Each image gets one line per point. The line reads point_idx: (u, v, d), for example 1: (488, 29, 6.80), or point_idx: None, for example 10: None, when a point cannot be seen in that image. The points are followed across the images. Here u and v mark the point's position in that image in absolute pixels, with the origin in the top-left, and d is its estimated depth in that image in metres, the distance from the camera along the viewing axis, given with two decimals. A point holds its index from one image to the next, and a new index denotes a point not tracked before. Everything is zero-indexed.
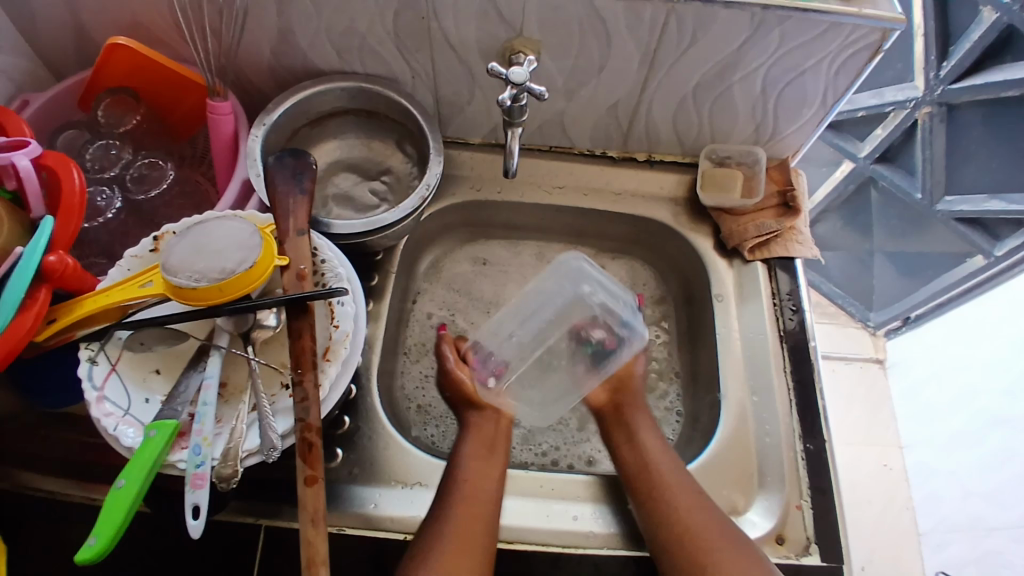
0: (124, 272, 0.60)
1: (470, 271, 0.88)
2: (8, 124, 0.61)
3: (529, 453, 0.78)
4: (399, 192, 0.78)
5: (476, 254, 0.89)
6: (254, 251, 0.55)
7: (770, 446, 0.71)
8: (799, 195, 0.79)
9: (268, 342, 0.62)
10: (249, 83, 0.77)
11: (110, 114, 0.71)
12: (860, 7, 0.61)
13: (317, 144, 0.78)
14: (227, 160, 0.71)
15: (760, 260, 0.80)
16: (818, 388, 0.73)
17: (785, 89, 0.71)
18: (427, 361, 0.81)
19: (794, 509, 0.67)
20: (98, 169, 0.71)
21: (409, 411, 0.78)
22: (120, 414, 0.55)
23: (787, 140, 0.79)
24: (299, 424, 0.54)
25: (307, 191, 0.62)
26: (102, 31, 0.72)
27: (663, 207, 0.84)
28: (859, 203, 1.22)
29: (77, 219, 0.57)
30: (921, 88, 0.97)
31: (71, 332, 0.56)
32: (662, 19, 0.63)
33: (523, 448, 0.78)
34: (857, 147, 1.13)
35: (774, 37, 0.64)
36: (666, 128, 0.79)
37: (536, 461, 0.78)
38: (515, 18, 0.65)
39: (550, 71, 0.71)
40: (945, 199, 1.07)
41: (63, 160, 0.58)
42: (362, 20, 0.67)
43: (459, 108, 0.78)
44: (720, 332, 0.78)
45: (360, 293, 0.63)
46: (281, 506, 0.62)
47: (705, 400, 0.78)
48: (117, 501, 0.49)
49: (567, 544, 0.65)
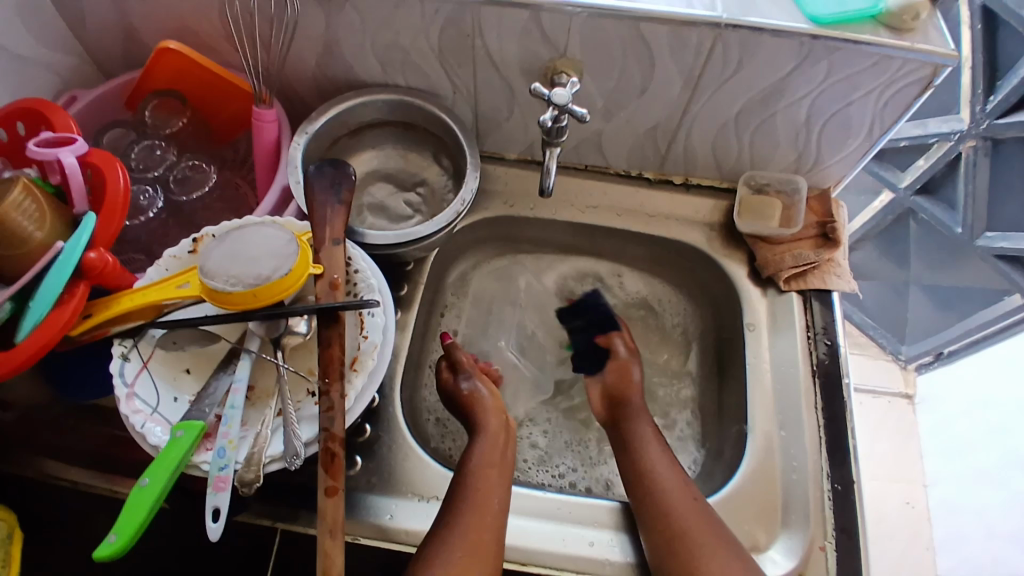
0: (162, 272, 0.61)
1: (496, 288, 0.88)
2: (57, 121, 0.62)
3: (547, 475, 0.77)
4: (433, 204, 0.79)
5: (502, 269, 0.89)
6: (290, 259, 0.55)
7: (796, 483, 0.68)
8: (840, 227, 0.78)
9: (297, 348, 0.63)
10: (292, 91, 0.78)
11: (157, 116, 0.74)
12: (913, 41, 0.59)
13: (355, 154, 0.79)
14: (268, 165, 0.72)
15: (796, 291, 0.78)
16: (849, 425, 0.71)
17: (830, 119, 0.69)
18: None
19: (818, 550, 0.65)
20: (143, 168, 0.73)
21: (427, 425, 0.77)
22: (149, 412, 0.55)
23: (829, 171, 0.77)
24: (323, 434, 0.54)
25: (344, 201, 0.62)
26: (152, 34, 0.73)
27: (696, 231, 0.82)
28: (896, 233, 1.18)
29: (120, 218, 0.58)
30: (967, 120, 0.95)
31: (106, 327, 0.57)
32: (708, 44, 0.63)
33: (540, 469, 0.77)
34: (897, 177, 1.11)
35: (822, 68, 0.63)
36: (705, 153, 0.78)
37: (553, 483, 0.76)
38: (559, 38, 0.64)
39: (591, 92, 0.71)
40: (985, 234, 1.03)
41: (108, 159, 0.60)
42: (407, 34, 0.67)
43: (497, 123, 0.78)
44: (751, 362, 0.76)
45: (391, 305, 0.63)
46: (298, 511, 0.61)
47: (730, 432, 0.76)
48: (140, 498, 0.49)
49: (582, 570, 0.63)
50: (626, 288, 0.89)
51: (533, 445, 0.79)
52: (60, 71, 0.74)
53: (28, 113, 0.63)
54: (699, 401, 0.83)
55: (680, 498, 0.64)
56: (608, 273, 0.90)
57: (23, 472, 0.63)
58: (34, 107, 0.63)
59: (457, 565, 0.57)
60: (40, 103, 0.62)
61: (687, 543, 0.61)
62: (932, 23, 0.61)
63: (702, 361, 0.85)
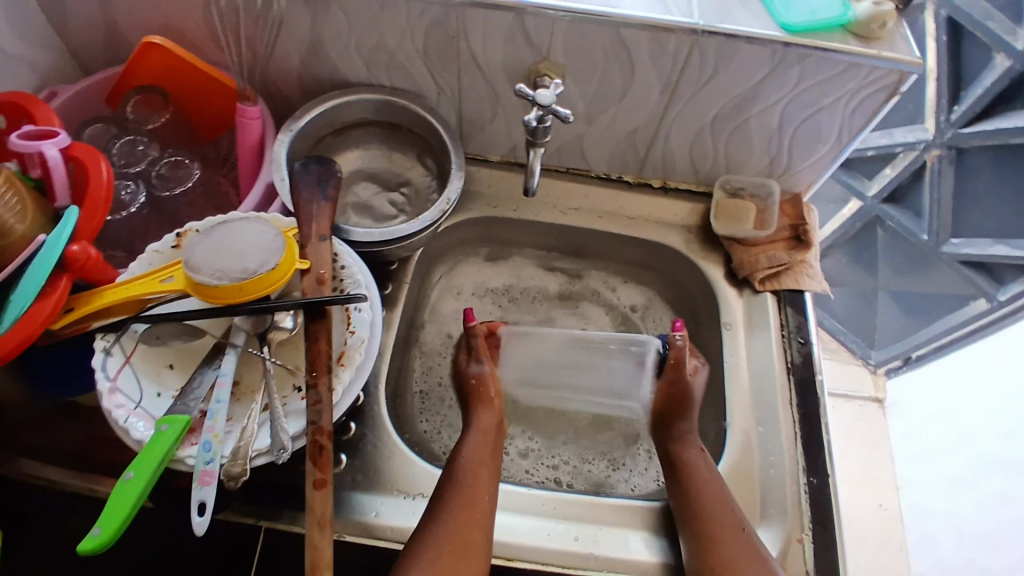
0: (145, 267, 0.61)
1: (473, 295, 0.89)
2: (39, 114, 0.61)
3: (544, 470, 0.78)
4: (417, 204, 0.80)
5: (466, 277, 0.90)
6: (276, 254, 0.56)
7: (774, 477, 0.70)
8: (811, 230, 0.80)
9: (283, 344, 0.63)
10: (277, 90, 0.79)
11: (139, 112, 0.73)
12: (880, 49, 0.62)
13: (341, 153, 0.80)
14: (252, 163, 0.72)
15: (771, 291, 0.81)
16: (823, 421, 0.73)
17: (801, 125, 0.72)
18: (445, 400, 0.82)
19: (795, 542, 0.66)
20: (124, 163, 0.72)
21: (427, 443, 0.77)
22: (132, 407, 0.55)
23: (801, 175, 0.80)
24: (310, 428, 0.55)
25: (331, 198, 0.63)
26: (134, 30, 0.73)
27: (675, 234, 0.85)
28: (865, 240, 1.23)
29: (102, 212, 0.58)
30: (932, 130, 1.00)
31: (86, 323, 0.56)
32: (685, 51, 0.65)
33: (539, 465, 0.79)
34: (864, 185, 1.15)
35: (794, 74, 0.66)
36: (683, 156, 0.80)
37: (551, 478, 0.78)
38: (542, 41, 0.66)
39: (573, 96, 0.73)
40: (950, 241, 1.08)
41: (91, 152, 0.59)
42: (392, 36, 0.68)
43: (481, 126, 0.80)
44: (728, 360, 0.78)
45: (377, 300, 0.63)
46: (281, 509, 0.61)
47: (711, 426, 0.78)
48: (123, 494, 0.48)
49: (566, 565, 0.63)
50: (621, 291, 0.91)
51: (529, 443, 0.80)
52: (41, 67, 0.74)
53: (9, 105, 0.62)
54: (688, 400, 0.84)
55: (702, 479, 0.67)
56: (601, 281, 0.91)
57: None
58: (16, 100, 0.62)
59: (443, 560, 0.57)
60: (22, 97, 0.62)
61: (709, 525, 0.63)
62: (897, 33, 0.64)
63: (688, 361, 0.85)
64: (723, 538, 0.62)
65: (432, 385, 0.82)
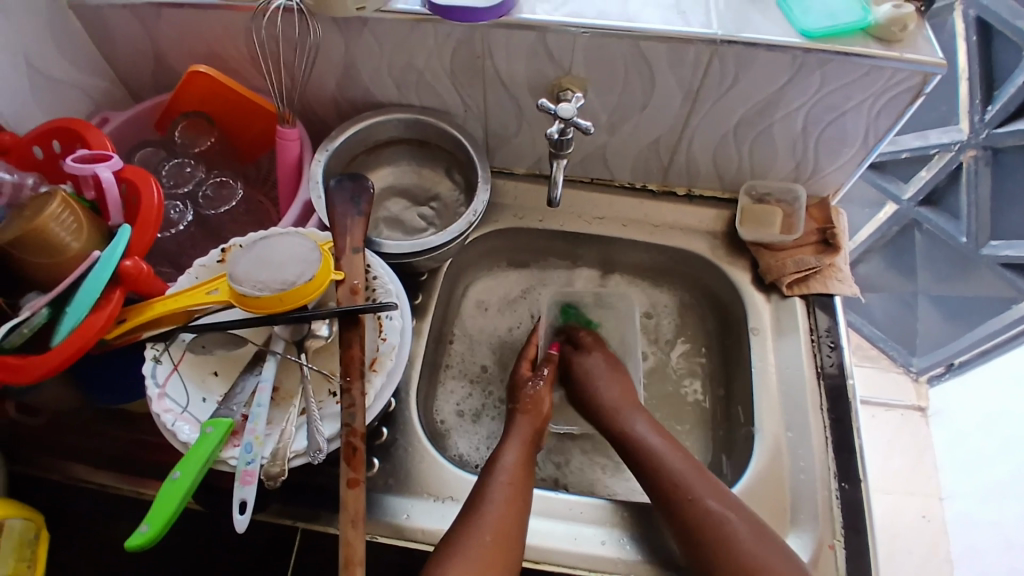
0: (192, 280, 0.65)
1: (480, 317, 0.90)
2: (91, 139, 0.65)
3: (551, 468, 0.80)
4: (446, 217, 0.83)
5: (477, 297, 0.91)
6: (313, 266, 0.59)
7: (804, 484, 0.69)
8: (841, 232, 0.80)
9: (319, 351, 0.66)
10: (313, 112, 0.83)
11: (186, 136, 0.78)
12: (902, 51, 0.62)
13: (373, 169, 0.83)
14: (290, 182, 0.76)
15: (799, 295, 0.80)
16: (855, 426, 0.72)
17: (826, 128, 0.72)
18: (482, 425, 0.82)
19: (827, 548, 0.65)
20: (173, 185, 0.77)
21: (470, 463, 0.78)
22: (178, 411, 0.59)
23: (828, 179, 0.80)
24: (345, 429, 0.57)
25: (363, 213, 0.66)
26: (177, 59, 0.79)
27: (700, 240, 0.85)
28: (904, 246, 1.19)
29: (153, 230, 0.62)
30: (967, 131, 0.98)
31: (138, 332, 0.60)
32: (705, 60, 0.66)
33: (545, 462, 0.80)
34: (901, 188, 1.13)
35: (815, 79, 0.66)
36: (706, 163, 0.81)
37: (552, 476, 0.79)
38: (563, 57, 0.69)
39: (595, 108, 0.75)
40: (990, 243, 1.04)
41: (142, 175, 0.64)
42: (421, 56, 0.72)
43: (506, 140, 0.82)
44: (758, 367, 0.77)
45: (408, 309, 0.66)
46: (319, 510, 0.64)
47: (738, 433, 0.77)
48: (172, 490, 0.51)
49: (593, 568, 0.64)
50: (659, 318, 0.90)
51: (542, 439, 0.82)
52: (92, 94, 0.80)
53: (62, 130, 0.67)
54: (699, 439, 0.82)
55: (670, 454, 0.68)
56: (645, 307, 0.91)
57: (51, 474, 0.66)
58: (69, 126, 0.66)
59: (483, 550, 0.58)
60: (75, 122, 0.66)
61: (685, 492, 0.65)
62: (921, 34, 0.64)
63: (711, 386, 0.85)
64: (707, 500, 0.63)
65: (460, 417, 0.82)
